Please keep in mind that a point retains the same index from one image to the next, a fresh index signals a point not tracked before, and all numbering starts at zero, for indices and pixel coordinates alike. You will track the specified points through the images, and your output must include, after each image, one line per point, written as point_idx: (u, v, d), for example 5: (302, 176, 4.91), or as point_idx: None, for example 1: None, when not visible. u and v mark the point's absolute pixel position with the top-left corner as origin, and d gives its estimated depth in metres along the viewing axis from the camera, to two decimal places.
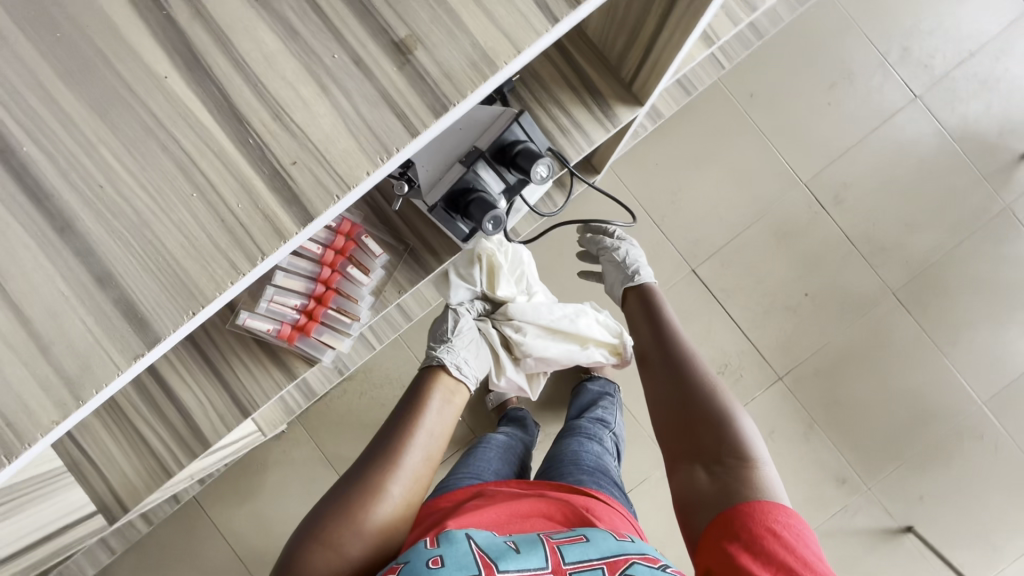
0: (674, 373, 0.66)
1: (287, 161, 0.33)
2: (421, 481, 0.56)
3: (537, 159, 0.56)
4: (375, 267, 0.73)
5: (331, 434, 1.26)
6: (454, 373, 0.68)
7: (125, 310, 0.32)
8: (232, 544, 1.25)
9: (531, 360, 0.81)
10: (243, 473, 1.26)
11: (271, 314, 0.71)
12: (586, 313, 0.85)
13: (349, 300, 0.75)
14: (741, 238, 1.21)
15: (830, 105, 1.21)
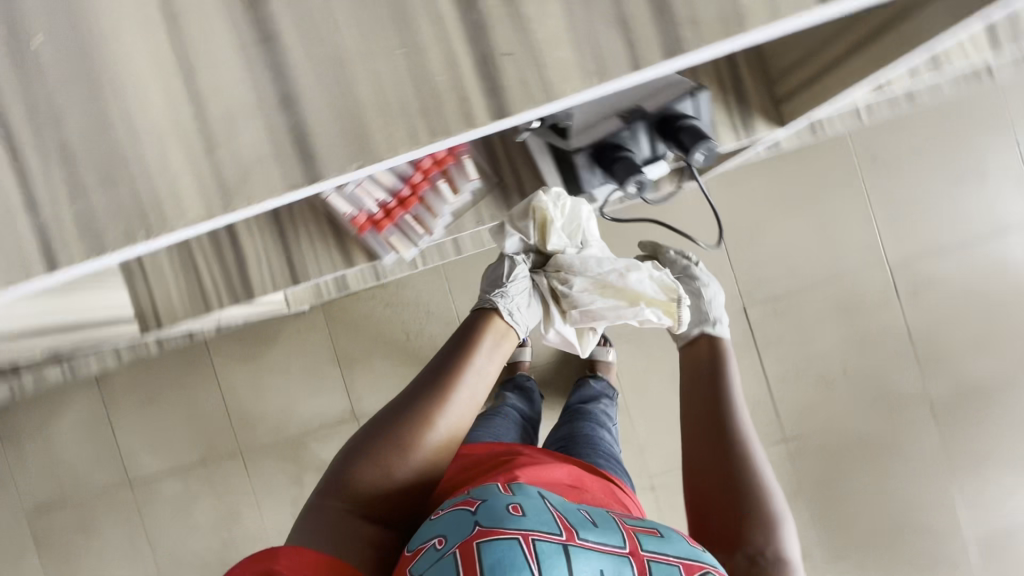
0: (719, 441, 0.63)
1: (502, 52, 0.29)
2: (465, 420, 0.59)
3: (702, 142, 0.52)
4: (468, 190, 0.71)
5: (347, 331, 1.29)
6: (506, 319, 0.68)
7: (296, 144, 0.30)
8: (224, 395, 1.31)
9: (577, 316, 0.78)
10: (255, 336, 1.30)
11: (352, 201, 0.66)
12: (641, 274, 0.77)
13: (428, 213, 0.72)
14: (802, 296, 1.18)
15: (947, 198, 1.15)
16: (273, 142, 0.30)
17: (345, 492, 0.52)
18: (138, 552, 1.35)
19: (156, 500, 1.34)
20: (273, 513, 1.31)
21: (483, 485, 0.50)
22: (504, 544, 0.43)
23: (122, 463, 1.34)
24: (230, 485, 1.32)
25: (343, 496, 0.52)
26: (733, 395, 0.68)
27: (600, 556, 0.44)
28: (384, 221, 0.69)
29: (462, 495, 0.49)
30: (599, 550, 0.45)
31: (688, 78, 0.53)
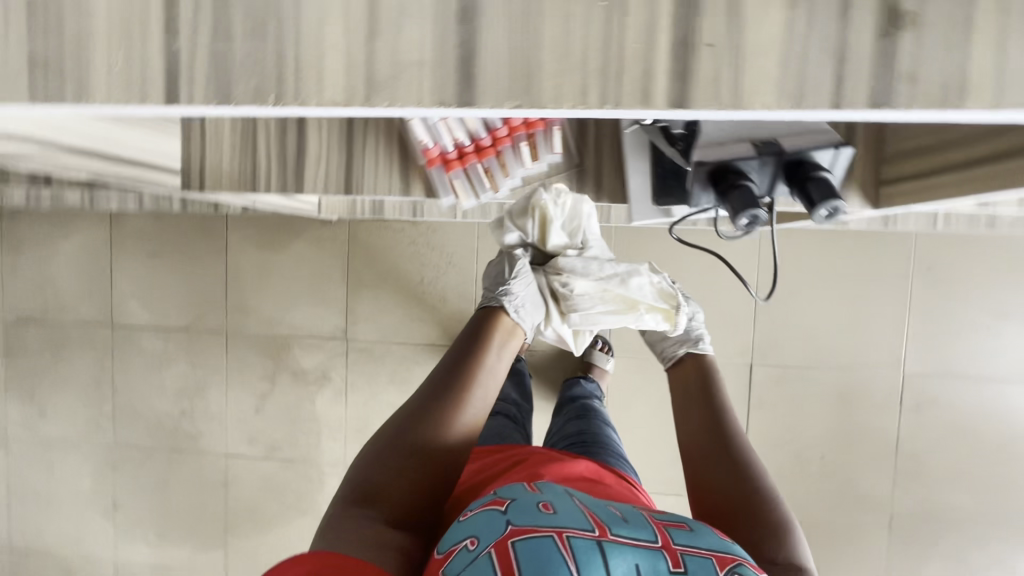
0: (722, 459, 0.66)
1: (704, 40, 0.24)
2: (478, 421, 0.61)
3: (833, 198, 0.46)
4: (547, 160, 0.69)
5: (364, 255, 1.27)
6: (512, 316, 0.70)
7: (433, 63, 0.25)
8: (227, 273, 1.30)
9: (577, 319, 0.80)
10: (275, 227, 1.28)
11: (433, 131, 0.65)
12: (640, 280, 0.80)
13: (501, 169, 0.70)
14: (809, 373, 1.18)
15: (984, 329, 1.14)
16: (415, 58, 0.26)
17: (368, 502, 0.53)
18: (99, 393, 1.36)
19: (131, 350, 1.34)
20: (239, 400, 1.32)
21: (510, 488, 0.52)
22: (539, 542, 0.43)
23: (110, 305, 1.34)
24: (206, 360, 1.33)
25: (366, 505, 0.52)
26: (733, 422, 0.71)
27: (633, 551, 0.45)
28: (454, 162, 0.68)
29: (490, 497, 0.51)
30: (633, 544, 0.46)
31: (836, 130, 0.48)
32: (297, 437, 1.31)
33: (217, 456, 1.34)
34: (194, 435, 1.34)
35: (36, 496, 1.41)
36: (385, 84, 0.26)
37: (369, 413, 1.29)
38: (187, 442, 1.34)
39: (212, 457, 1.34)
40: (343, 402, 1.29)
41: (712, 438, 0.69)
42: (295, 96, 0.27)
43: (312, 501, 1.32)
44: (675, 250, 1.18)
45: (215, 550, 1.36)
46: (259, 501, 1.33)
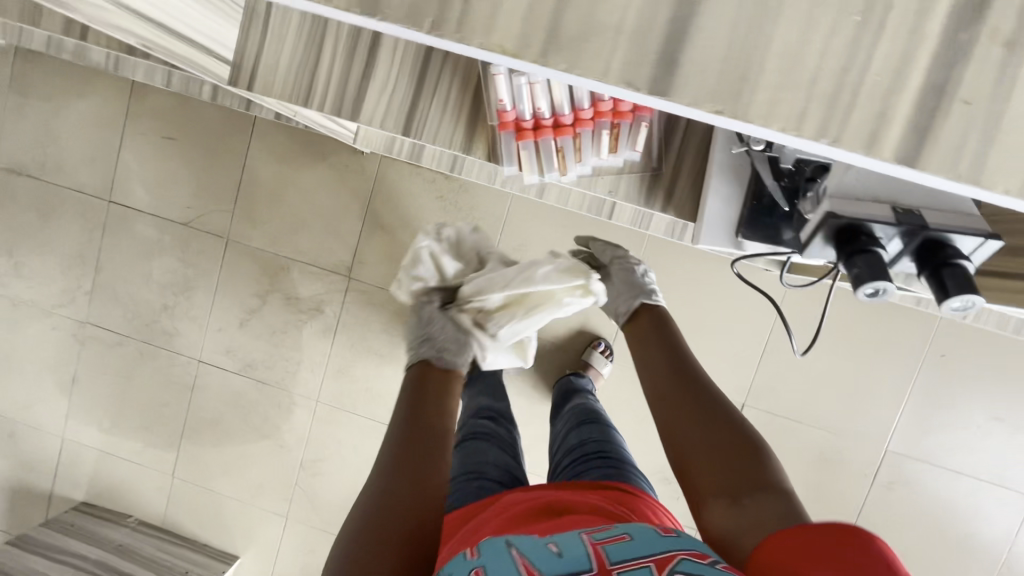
0: (678, 397, 0.69)
1: (962, 96, 0.23)
2: (427, 452, 0.65)
3: (971, 291, 0.41)
4: (627, 155, 0.63)
5: (388, 196, 1.21)
6: (441, 364, 0.83)
7: (669, 41, 0.24)
8: (241, 176, 1.24)
9: (505, 333, 0.96)
10: (303, 143, 1.22)
11: (517, 90, 0.61)
12: (546, 270, 0.93)
13: (575, 153, 0.65)
14: (796, 426, 1.18)
15: (975, 429, 1.14)
16: (615, 25, 0.25)
17: None
18: (81, 265, 1.30)
19: (124, 230, 1.28)
20: (225, 310, 1.28)
21: (452, 564, 0.50)
22: None
23: (112, 178, 1.27)
24: (200, 261, 1.27)
25: None
26: (694, 363, 0.74)
27: None
28: (528, 132, 0.63)
29: None
30: None
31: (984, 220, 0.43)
32: (275, 361, 1.28)
33: (191, 360, 1.30)
34: (171, 333, 1.30)
35: None
36: (571, 43, 0.25)
37: (354, 356, 1.25)
38: (162, 338, 1.30)
39: (185, 359, 1.30)
40: (330, 338, 1.26)
41: (677, 381, 0.71)
42: (506, 32, 0.25)
43: (276, 427, 1.29)
44: (702, 273, 1.15)
45: (168, 451, 1.33)
46: (223, 414, 1.30)
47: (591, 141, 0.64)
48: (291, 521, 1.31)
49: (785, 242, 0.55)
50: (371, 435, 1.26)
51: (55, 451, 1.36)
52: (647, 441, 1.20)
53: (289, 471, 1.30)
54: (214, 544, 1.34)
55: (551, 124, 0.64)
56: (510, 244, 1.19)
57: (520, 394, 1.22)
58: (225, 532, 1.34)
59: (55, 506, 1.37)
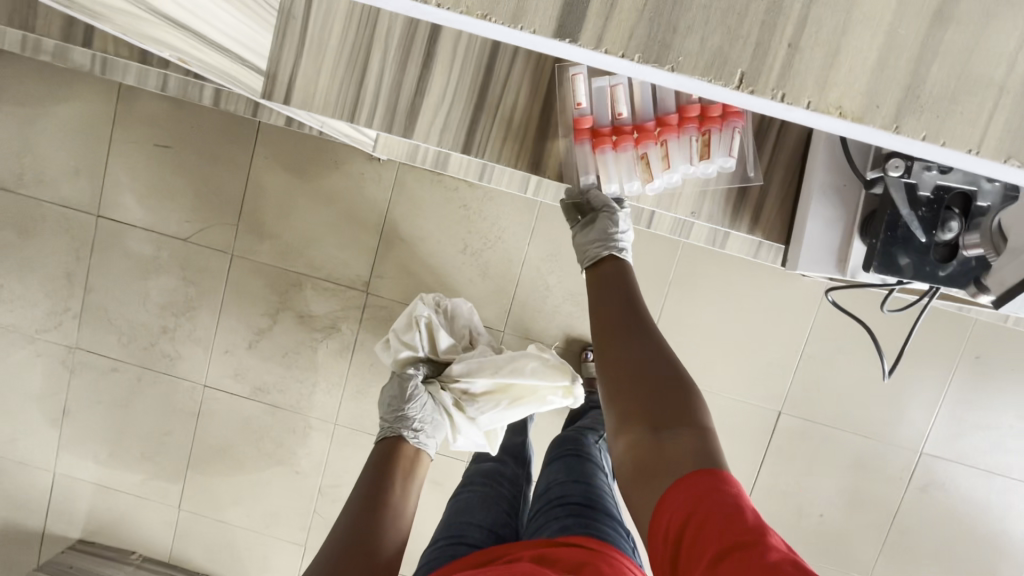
0: (621, 332, 0.62)
1: None
2: (362, 525, 0.73)
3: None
4: (715, 162, 0.61)
5: (406, 206, 1.14)
6: (415, 443, 0.91)
7: None
8: (248, 185, 1.15)
9: (486, 419, 0.97)
10: (313, 150, 1.13)
11: (595, 96, 0.63)
12: (534, 364, 0.98)
13: (659, 160, 0.64)
14: (832, 432, 1.16)
15: (1007, 428, 1.14)
16: None
17: None
18: (68, 285, 1.19)
19: (116, 247, 1.18)
20: (231, 330, 1.19)
21: None
22: None
23: (99, 190, 1.16)
24: (202, 279, 1.18)
25: None
26: (642, 300, 0.66)
27: None
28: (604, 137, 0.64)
29: None
30: None
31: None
32: (289, 384, 1.20)
33: (196, 383, 1.21)
34: (173, 357, 1.21)
35: None
36: None
37: (373, 376, 1.18)
38: (163, 361, 1.21)
39: (189, 383, 1.21)
40: (347, 357, 1.18)
41: (624, 313, 0.64)
42: None
43: (291, 453, 1.22)
44: (737, 280, 1.12)
45: (173, 482, 1.24)
46: (234, 440, 1.22)
47: (679, 148, 0.63)
48: (309, 550, 1.24)
49: (903, 269, 0.51)
50: None
51: (46, 486, 1.26)
52: None
53: (306, 498, 1.23)
54: None
55: (631, 133, 0.65)
56: (537, 255, 1.13)
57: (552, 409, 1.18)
58: (237, 563, 1.26)
59: (47, 546, 1.27)
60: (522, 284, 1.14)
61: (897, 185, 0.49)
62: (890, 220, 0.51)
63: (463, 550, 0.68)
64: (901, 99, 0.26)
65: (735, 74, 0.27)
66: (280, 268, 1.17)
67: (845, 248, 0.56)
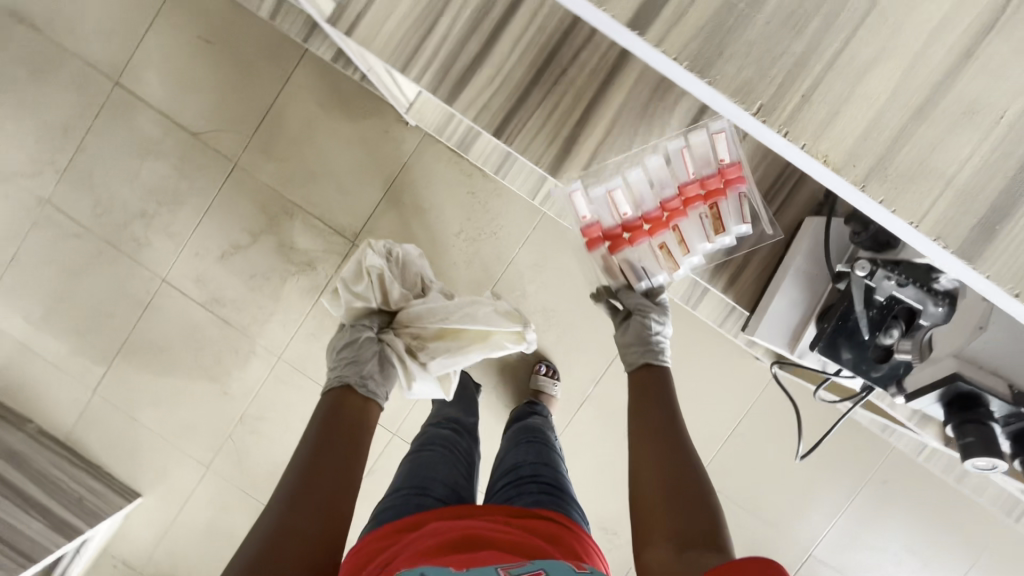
0: (658, 447, 0.60)
1: None
2: (314, 493, 0.69)
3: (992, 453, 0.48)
4: (729, 237, 0.67)
5: (418, 174, 1.16)
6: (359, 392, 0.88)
7: None
8: (274, 103, 1.15)
9: (439, 363, 1.00)
10: (347, 92, 1.15)
11: (597, 205, 0.71)
12: (482, 308, 1.03)
13: (677, 246, 0.70)
14: (737, 510, 1.22)
15: (890, 554, 1.21)
16: None
17: None
18: (61, 139, 1.17)
19: (124, 117, 1.16)
20: (209, 235, 1.19)
21: None
22: None
23: (127, 57, 1.15)
24: (198, 177, 1.17)
25: None
26: (680, 415, 0.64)
27: None
28: (618, 241, 0.73)
29: None
30: None
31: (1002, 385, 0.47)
32: (247, 305, 1.19)
33: (156, 275, 1.20)
34: (142, 242, 1.19)
35: None
36: None
37: (332, 323, 1.19)
38: (131, 243, 1.19)
39: (149, 272, 1.20)
40: (313, 297, 1.19)
41: (658, 428, 0.63)
42: None
43: (225, 372, 1.20)
44: (696, 343, 1.18)
45: (97, 365, 1.21)
46: (173, 342, 1.20)
47: (695, 234, 0.69)
48: (211, 472, 1.22)
49: (841, 360, 0.57)
50: None
51: None
52: (597, 488, 1.20)
53: (225, 420, 1.21)
54: (118, 475, 1.23)
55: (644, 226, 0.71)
56: (525, 260, 1.17)
57: (490, 409, 1.20)
58: (133, 465, 1.23)
59: None
60: (502, 283, 1.18)
61: (860, 284, 0.55)
62: (843, 312, 0.56)
63: (428, 502, 0.70)
64: (872, 166, 0.33)
65: (756, 103, 0.34)
66: (280, 192, 1.17)
67: (800, 329, 0.62)
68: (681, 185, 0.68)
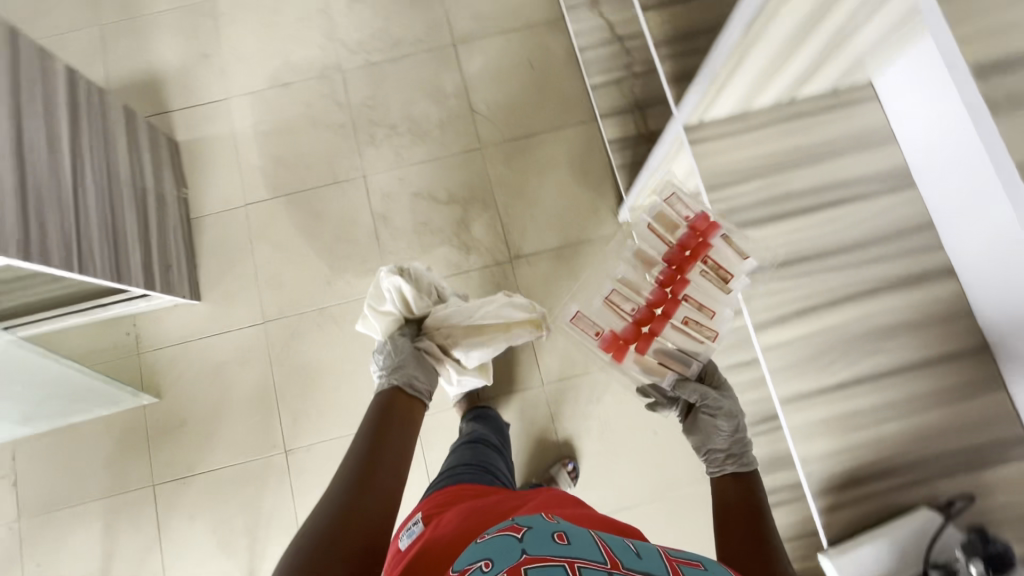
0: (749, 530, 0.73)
1: None
2: (371, 476, 0.81)
3: None
4: (743, 276, 0.80)
5: (595, 254, 1.33)
6: (406, 391, 1.00)
7: None
8: (541, 135, 1.39)
9: (474, 355, 1.14)
10: (593, 166, 1.37)
11: (599, 314, 0.90)
12: (497, 304, 1.14)
13: (701, 307, 0.85)
14: None
15: None
16: None
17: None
18: (388, 47, 1.44)
19: (440, 65, 1.43)
20: (421, 173, 1.37)
21: (528, 518, 0.60)
22: (553, 565, 0.50)
23: (476, 38, 1.44)
24: (449, 136, 1.39)
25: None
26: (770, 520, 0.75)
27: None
28: (644, 333, 0.86)
29: (509, 524, 0.59)
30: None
31: None
32: (402, 237, 1.34)
33: (362, 168, 1.37)
34: (373, 142, 1.39)
35: (269, 10, 1.47)
36: None
37: None
38: (367, 136, 1.39)
39: (359, 163, 1.38)
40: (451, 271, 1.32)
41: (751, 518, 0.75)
42: None
43: (342, 268, 1.32)
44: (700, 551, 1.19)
45: (265, 191, 1.37)
46: (328, 219, 1.35)
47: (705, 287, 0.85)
48: (263, 328, 1.29)
49: None
50: None
51: (210, 98, 1.42)
52: None
53: (310, 301, 1.30)
54: (199, 273, 1.32)
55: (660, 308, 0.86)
56: None
57: None
58: (217, 275, 1.32)
59: (157, 121, 1.41)
60: (591, 375, 1.29)
61: None
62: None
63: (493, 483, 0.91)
64: None
65: None
66: (493, 190, 1.36)
67: None
68: (666, 258, 0.86)
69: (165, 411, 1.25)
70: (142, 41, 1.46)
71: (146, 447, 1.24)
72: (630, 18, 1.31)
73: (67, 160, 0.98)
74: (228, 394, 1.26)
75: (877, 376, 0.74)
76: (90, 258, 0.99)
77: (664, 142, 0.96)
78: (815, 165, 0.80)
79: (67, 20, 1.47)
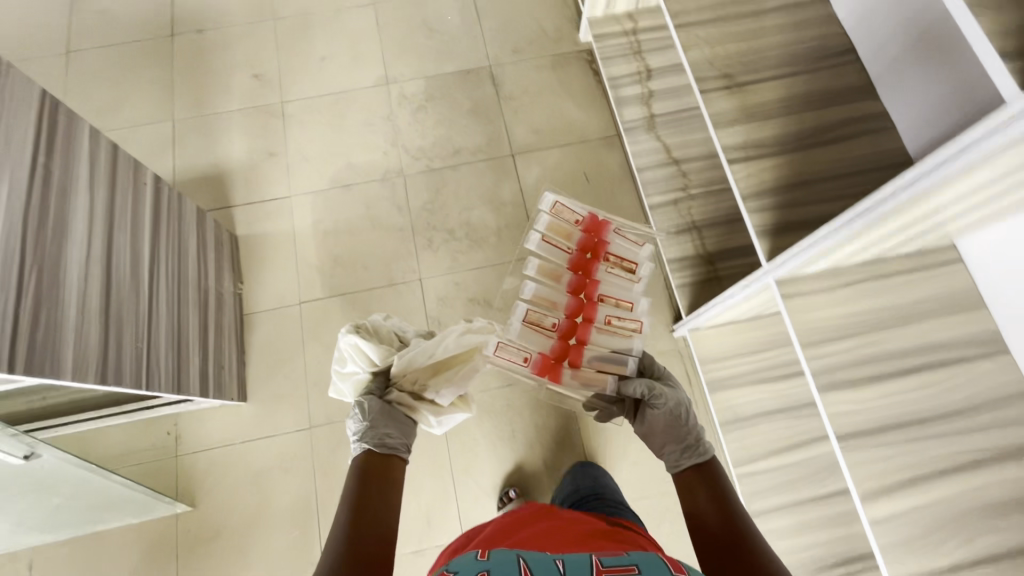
0: (720, 520, 0.86)
1: None
2: (374, 523, 0.87)
3: None
4: (644, 265, 1.15)
5: None
6: (382, 449, 1.01)
7: None
8: None
9: (447, 393, 1.10)
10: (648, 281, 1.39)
11: (521, 336, 1.08)
12: (456, 334, 1.11)
13: (613, 301, 1.11)
14: None
15: None
16: None
17: None
18: (449, 155, 1.50)
19: (499, 174, 1.48)
20: (476, 279, 1.38)
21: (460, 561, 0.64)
22: None
23: (534, 150, 1.50)
24: (506, 243, 1.42)
25: None
26: (731, 505, 0.88)
27: None
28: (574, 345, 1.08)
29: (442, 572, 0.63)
30: None
31: None
32: None
33: (418, 271, 1.39)
34: (431, 245, 1.41)
35: (336, 115, 1.54)
36: None
37: (499, 411, 1.28)
38: (425, 240, 1.41)
39: (416, 265, 1.39)
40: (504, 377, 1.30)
41: (721, 513, 0.88)
42: None
43: None
44: None
45: (321, 290, 1.37)
46: None
47: (612, 285, 1.14)
48: (309, 432, 1.25)
49: None
50: (436, 465, 1.24)
51: (272, 196, 1.46)
52: None
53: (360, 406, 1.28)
54: (249, 371, 1.30)
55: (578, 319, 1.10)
56: (677, 498, 1.25)
57: None
58: (266, 374, 1.30)
59: (219, 215, 1.44)
60: (647, 499, 1.24)
61: None
62: None
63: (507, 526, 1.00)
64: None
65: None
66: None
67: None
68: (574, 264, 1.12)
69: (198, 521, 1.19)
70: (210, 137, 1.51)
71: (172, 561, 1.16)
72: (687, 143, 1.37)
73: (145, 267, 0.99)
74: (267, 504, 1.21)
75: (999, 559, 0.70)
76: (157, 364, 0.97)
77: (740, 287, 0.97)
78: (912, 325, 0.80)
79: (143, 116, 1.54)
